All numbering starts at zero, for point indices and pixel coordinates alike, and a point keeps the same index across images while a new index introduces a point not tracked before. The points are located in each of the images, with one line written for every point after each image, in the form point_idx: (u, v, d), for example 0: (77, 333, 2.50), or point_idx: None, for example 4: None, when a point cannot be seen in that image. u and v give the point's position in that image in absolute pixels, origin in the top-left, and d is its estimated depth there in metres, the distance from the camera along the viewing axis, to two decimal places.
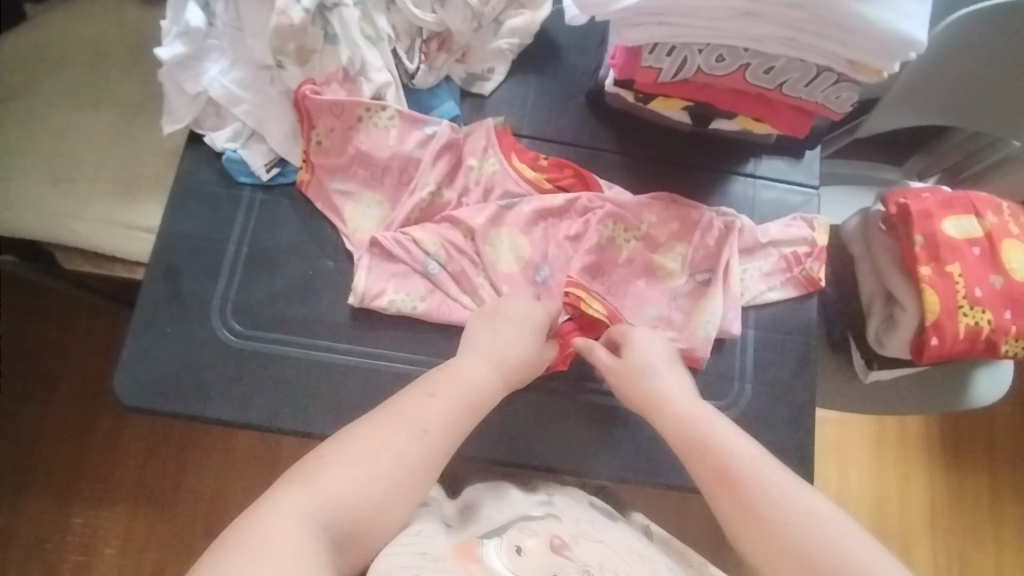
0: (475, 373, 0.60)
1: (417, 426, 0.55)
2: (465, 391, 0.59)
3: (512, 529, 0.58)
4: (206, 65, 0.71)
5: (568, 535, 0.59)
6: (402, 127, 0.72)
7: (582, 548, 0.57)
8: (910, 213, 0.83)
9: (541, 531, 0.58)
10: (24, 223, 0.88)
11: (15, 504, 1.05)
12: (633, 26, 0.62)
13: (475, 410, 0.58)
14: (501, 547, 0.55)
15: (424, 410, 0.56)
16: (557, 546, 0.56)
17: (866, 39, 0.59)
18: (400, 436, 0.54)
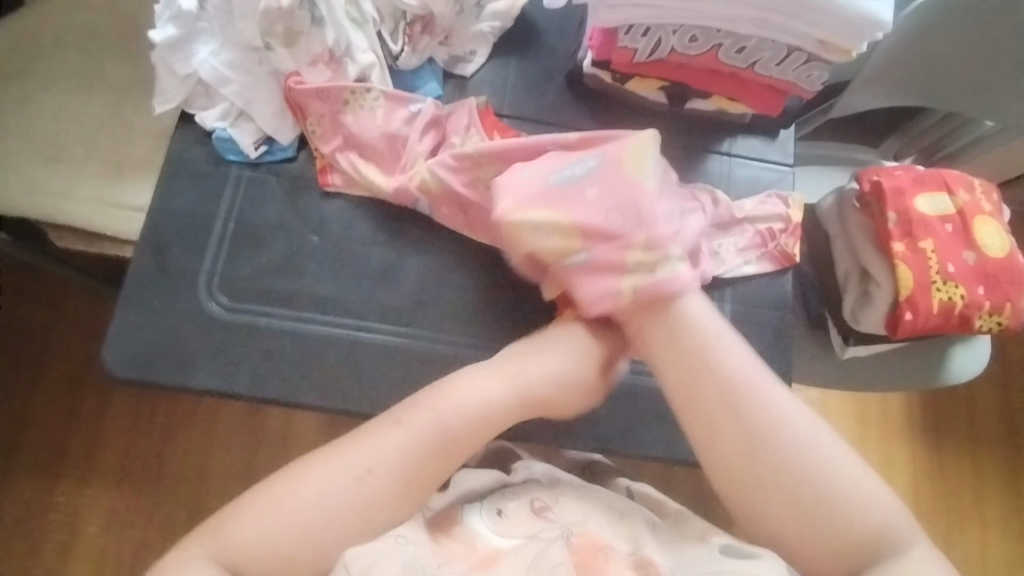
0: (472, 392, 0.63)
1: (365, 464, 0.59)
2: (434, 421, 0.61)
3: (494, 494, 0.65)
4: (196, 47, 0.73)
5: (549, 496, 0.65)
6: (388, 106, 0.74)
7: (561, 508, 0.63)
8: (883, 190, 0.85)
9: (523, 494, 0.64)
10: (22, 203, 0.90)
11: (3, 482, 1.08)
12: (610, 7, 0.64)
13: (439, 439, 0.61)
14: (484, 511, 0.63)
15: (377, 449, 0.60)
16: (538, 508, 0.63)
17: (834, 20, 0.61)
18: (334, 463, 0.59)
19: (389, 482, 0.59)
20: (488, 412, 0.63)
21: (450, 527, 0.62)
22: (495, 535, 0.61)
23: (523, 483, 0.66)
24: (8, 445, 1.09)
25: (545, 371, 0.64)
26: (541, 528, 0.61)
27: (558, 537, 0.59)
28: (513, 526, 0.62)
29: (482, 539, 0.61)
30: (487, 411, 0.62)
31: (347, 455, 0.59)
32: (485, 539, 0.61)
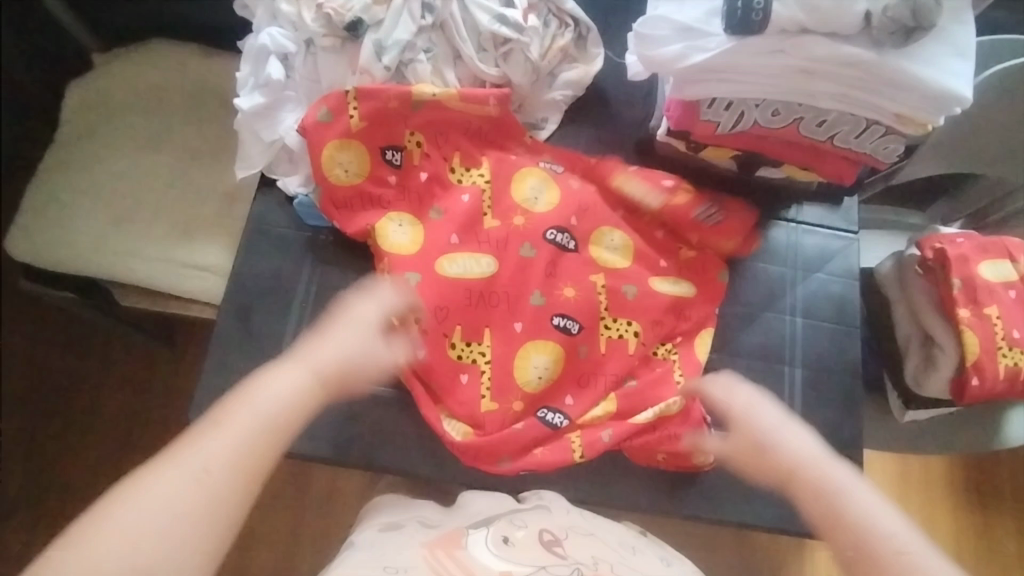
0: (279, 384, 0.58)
1: (199, 466, 0.51)
2: (256, 412, 0.56)
3: (501, 521, 0.64)
4: (283, 114, 0.75)
5: (558, 529, 0.64)
6: (712, 119, 0.69)
7: (570, 544, 0.62)
8: (947, 257, 0.85)
9: (532, 526, 0.64)
10: (87, 261, 0.91)
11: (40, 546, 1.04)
12: (695, 83, 0.65)
13: (267, 432, 0.55)
14: (490, 537, 0.61)
15: (210, 447, 0.53)
16: (548, 542, 0.62)
17: (916, 96, 0.63)
18: (220, 450, 0.53)
19: (222, 487, 0.51)
20: (296, 405, 0.58)
21: (454, 547, 0.61)
22: (502, 559, 0.59)
23: (533, 512, 0.67)
24: (51, 507, 1.06)
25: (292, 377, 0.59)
26: (552, 561, 0.59)
27: None
28: (523, 554, 0.60)
29: (483, 566, 0.58)
30: (295, 407, 0.58)
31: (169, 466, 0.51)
32: (489, 564, 0.59)
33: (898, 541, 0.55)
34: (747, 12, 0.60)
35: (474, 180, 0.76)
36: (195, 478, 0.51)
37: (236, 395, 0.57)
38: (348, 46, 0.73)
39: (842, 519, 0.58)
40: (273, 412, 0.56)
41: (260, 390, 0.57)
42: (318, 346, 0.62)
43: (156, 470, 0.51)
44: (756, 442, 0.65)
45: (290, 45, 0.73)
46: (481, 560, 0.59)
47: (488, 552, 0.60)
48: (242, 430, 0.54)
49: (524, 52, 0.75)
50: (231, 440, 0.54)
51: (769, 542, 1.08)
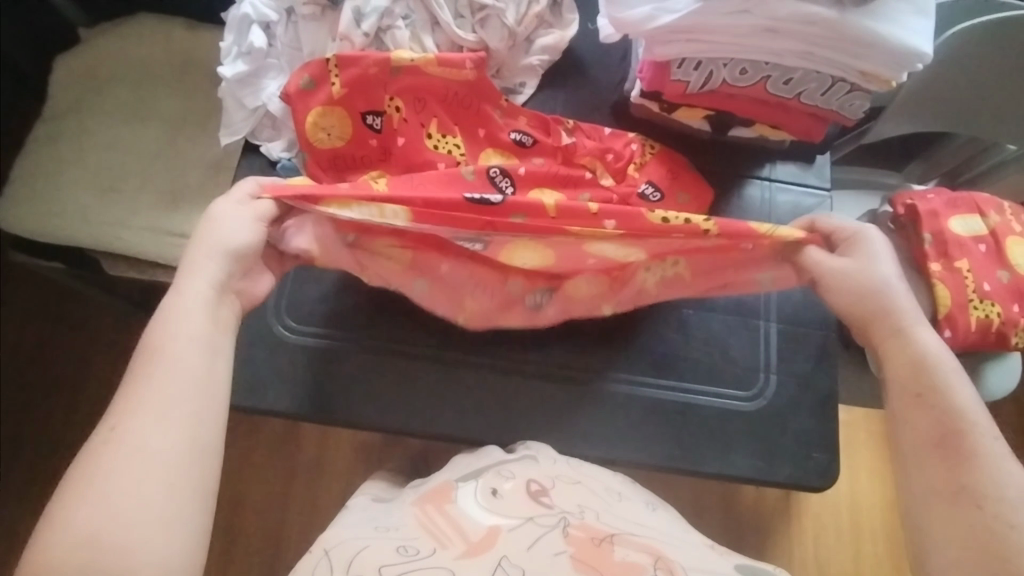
0: (181, 311, 0.57)
1: (116, 424, 0.52)
2: (164, 347, 0.56)
3: (489, 473, 0.66)
4: (266, 82, 0.76)
5: (545, 478, 0.66)
6: (683, 79, 0.71)
7: (556, 492, 0.64)
8: (918, 212, 0.89)
9: (520, 476, 0.66)
10: (77, 232, 0.93)
11: (38, 509, 1.07)
12: (664, 43, 0.67)
13: (179, 355, 0.55)
14: (478, 490, 0.64)
15: (129, 401, 0.53)
16: (535, 492, 0.64)
17: (878, 52, 0.65)
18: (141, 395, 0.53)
19: (149, 427, 0.52)
20: (211, 320, 0.58)
21: (444, 502, 0.63)
22: (491, 512, 0.61)
23: (519, 463, 0.68)
24: (46, 473, 1.09)
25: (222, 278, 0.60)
26: (538, 512, 0.61)
27: (557, 524, 0.59)
28: (511, 505, 0.62)
29: (472, 520, 0.60)
30: (207, 321, 0.58)
31: (103, 425, 0.52)
32: (476, 515, 0.60)
33: (962, 419, 0.58)
34: None
35: (451, 148, 0.77)
36: (117, 441, 0.51)
37: (145, 351, 0.56)
38: (327, 14, 0.75)
39: (924, 381, 0.61)
40: (196, 333, 0.57)
41: (161, 336, 0.56)
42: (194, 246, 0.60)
43: (92, 447, 0.51)
44: (868, 297, 0.65)
45: (271, 14, 0.75)
46: (469, 513, 0.61)
47: (476, 504, 0.62)
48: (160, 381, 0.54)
49: (501, 18, 0.77)
50: (166, 379, 0.54)
51: (754, 497, 1.12)
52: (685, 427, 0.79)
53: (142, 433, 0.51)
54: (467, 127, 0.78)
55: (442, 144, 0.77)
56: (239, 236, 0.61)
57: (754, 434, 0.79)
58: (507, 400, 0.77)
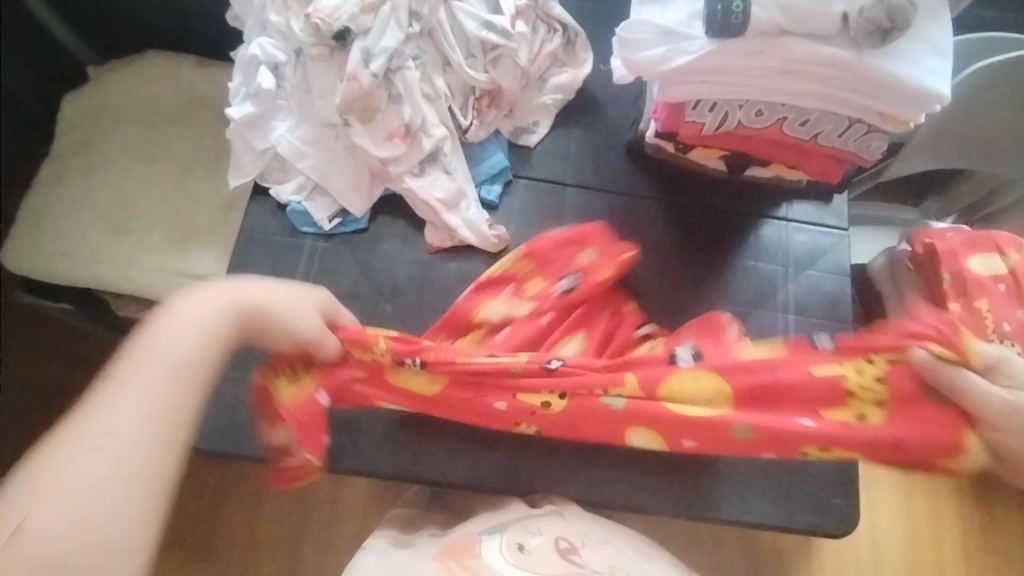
0: (201, 310, 0.56)
1: (111, 432, 0.50)
2: (159, 362, 0.53)
3: (513, 526, 0.64)
4: (274, 123, 0.76)
5: (575, 536, 0.64)
6: (698, 115, 0.69)
7: (588, 551, 0.62)
8: (936, 250, 0.88)
9: (547, 532, 0.63)
10: (83, 273, 0.92)
11: None
12: (679, 84, 0.66)
13: (180, 377, 0.53)
14: (503, 544, 0.61)
15: (99, 420, 0.50)
16: (564, 550, 0.61)
17: (895, 93, 0.63)
18: (111, 420, 0.50)
19: (126, 453, 0.49)
20: (176, 367, 0.54)
21: (466, 557, 0.60)
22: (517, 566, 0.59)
23: (545, 518, 0.66)
24: None
25: (209, 310, 0.56)
26: (570, 569, 0.59)
27: None
28: (539, 561, 0.60)
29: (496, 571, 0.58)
30: (174, 367, 0.53)
31: (92, 419, 0.50)
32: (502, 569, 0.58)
33: None
34: (727, 14, 0.60)
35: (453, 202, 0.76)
36: (108, 446, 0.49)
37: (126, 357, 0.53)
38: (337, 54, 0.73)
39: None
40: (159, 372, 0.53)
41: (150, 361, 0.53)
42: (165, 322, 0.55)
43: (63, 446, 0.48)
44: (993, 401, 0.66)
45: (280, 55, 0.74)
46: (495, 567, 0.58)
47: (502, 558, 0.60)
48: (137, 403, 0.51)
49: (513, 58, 0.76)
50: (123, 402, 0.51)
51: None
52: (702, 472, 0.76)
53: (101, 425, 0.50)
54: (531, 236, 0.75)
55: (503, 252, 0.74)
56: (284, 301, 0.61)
57: (774, 480, 0.77)
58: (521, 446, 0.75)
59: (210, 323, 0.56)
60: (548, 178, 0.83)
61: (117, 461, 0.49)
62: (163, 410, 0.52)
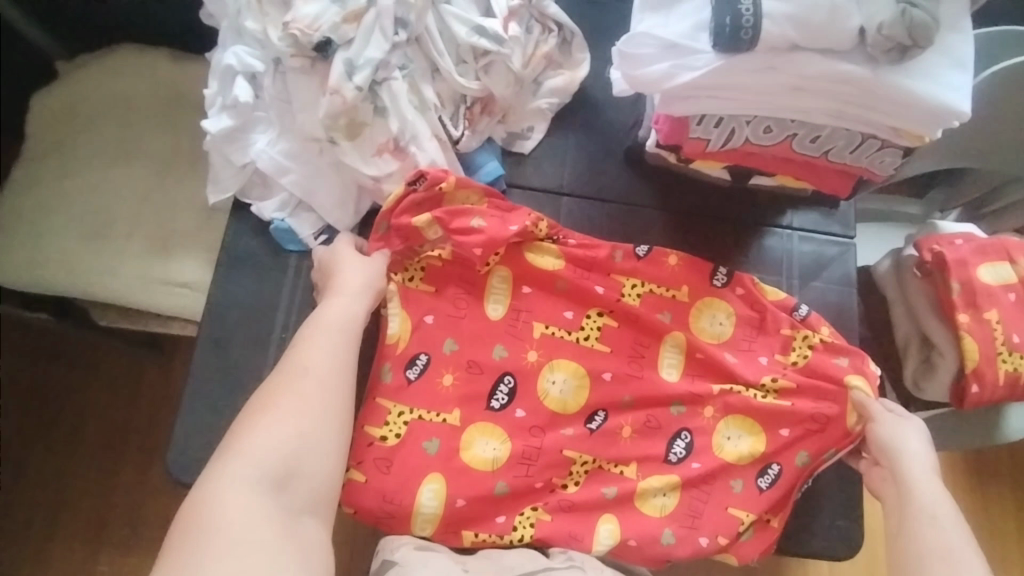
0: (344, 306, 0.66)
1: (301, 367, 0.61)
2: (337, 326, 0.64)
3: None
4: (253, 137, 0.72)
5: None
6: (702, 131, 0.66)
7: None
8: (946, 261, 0.84)
9: None
10: (61, 282, 0.88)
11: (39, 555, 1.02)
12: (683, 100, 0.62)
13: (354, 332, 0.65)
14: None
15: (310, 354, 0.62)
16: None
17: (912, 111, 0.60)
18: (318, 354, 0.62)
19: (325, 382, 0.61)
20: (354, 328, 0.65)
21: None
22: None
23: (565, 573, 0.64)
24: (47, 515, 1.03)
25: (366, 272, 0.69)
26: None
27: None
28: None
29: None
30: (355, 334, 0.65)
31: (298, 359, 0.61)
32: None
33: None
34: (737, 29, 0.56)
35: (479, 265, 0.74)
36: (309, 374, 0.61)
37: (312, 323, 0.64)
38: (318, 65, 0.68)
39: None
40: (352, 315, 0.66)
41: (328, 312, 0.65)
42: (342, 276, 0.68)
43: (280, 384, 0.59)
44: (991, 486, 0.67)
45: (257, 64, 0.70)
46: None
47: None
48: (329, 349, 0.62)
49: (505, 64, 0.72)
50: (328, 351, 0.62)
51: None
52: None
53: (308, 361, 0.61)
54: (607, 298, 0.74)
55: (588, 329, 0.74)
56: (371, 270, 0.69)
57: None
58: None
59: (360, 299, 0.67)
60: (543, 187, 0.80)
61: (339, 385, 0.61)
62: (355, 320, 0.66)
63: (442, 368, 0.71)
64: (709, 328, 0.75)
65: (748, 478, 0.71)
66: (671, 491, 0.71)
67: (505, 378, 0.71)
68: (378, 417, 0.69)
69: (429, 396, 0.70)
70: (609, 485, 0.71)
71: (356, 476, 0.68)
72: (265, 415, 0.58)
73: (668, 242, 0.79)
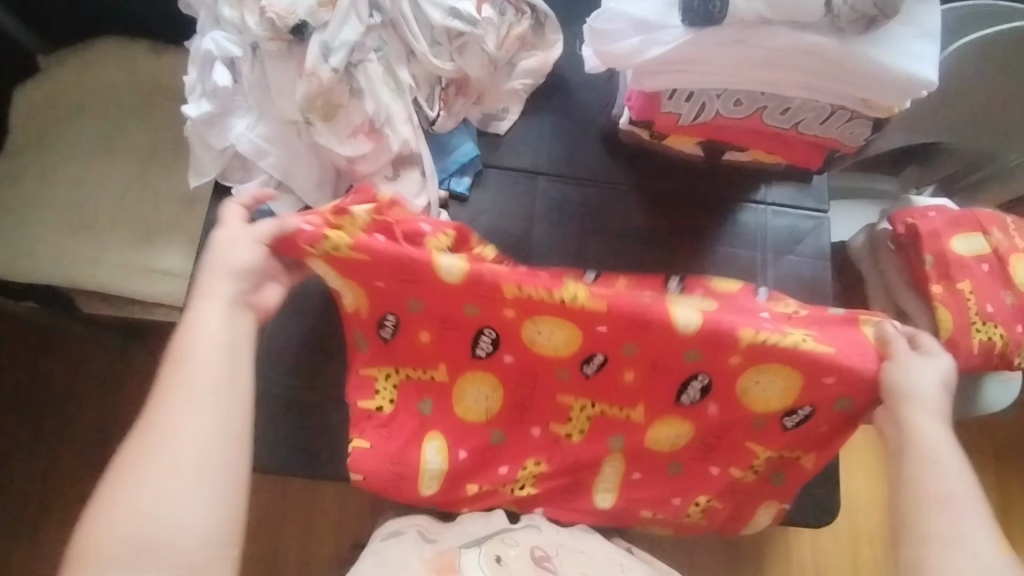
0: (210, 318, 0.54)
1: (163, 409, 0.50)
2: (202, 345, 0.53)
3: (494, 539, 0.68)
4: (233, 121, 0.72)
5: (549, 545, 0.69)
6: (675, 105, 0.67)
7: (559, 561, 0.67)
8: (919, 232, 0.86)
9: (524, 543, 0.68)
10: (47, 271, 0.89)
11: (32, 543, 1.02)
12: (654, 75, 0.63)
13: (230, 349, 0.54)
14: (482, 558, 0.65)
15: (169, 392, 0.51)
16: (537, 558, 0.67)
17: (878, 82, 0.61)
18: (179, 390, 0.51)
19: (193, 419, 0.50)
20: (229, 342, 0.54)
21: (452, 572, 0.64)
22: None
23: (523, 531, 0.69)
24: (39, 504, 1.04)
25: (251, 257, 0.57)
26: None
27: None
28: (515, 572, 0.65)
29: None
30: (229, 347, 0.54)
31: (159, 399, 0.51)
32: None
33: None
34: (706, 4, 0.57)
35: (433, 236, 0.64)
36: (171, 422, 0.50)
37: (172, 354, 0.53)
38: (295, 49, 0.69)
39: None
40: (220, 329, 0.54)
41: (185, 338, 0.53)
42: (210, 267, 0.56)
43: (140, 434, 0.50)
44: None
45: (234, 50, 0.70)
46: None
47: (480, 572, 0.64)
48: (196, 377, 0.52)
49: (480, 45, 0.73)
50: (192, 387, 0.51)
51: None
52: None
53: (168, 403, 0.50)
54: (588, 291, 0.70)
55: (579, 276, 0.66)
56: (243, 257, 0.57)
57: None
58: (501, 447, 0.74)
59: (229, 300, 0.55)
60: (521, 167, 0.80)
61: (213, 414, 0.51)
62: (229, 333, 0.54)
63: (416, 327, 0.66)
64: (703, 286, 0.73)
65: (774, 420, 0.66)
66: (683, 434, 0.69)
67: (485, 330, 0.65)
68: (366, 390, 0.69)
69: (413, 352, 0.68)
70: (616, 433, 0.71)
71: (360, 444, 0.69)
72: (123, 473, 0.48)
73: (646, 215, 0.80)
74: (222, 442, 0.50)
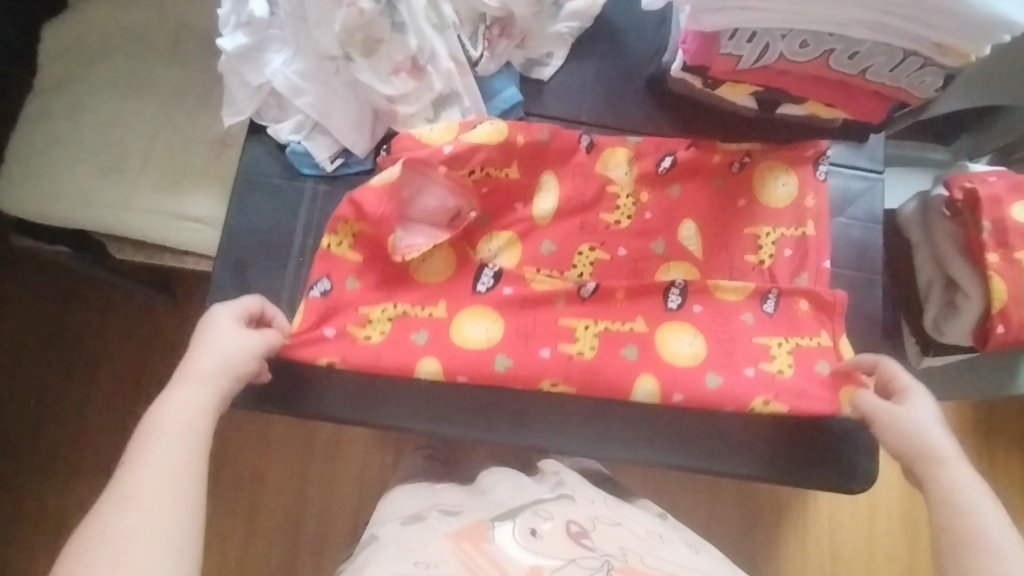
0: (189, 390, 0.57)
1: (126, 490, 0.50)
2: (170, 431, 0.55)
3: (526, 513, 0.60)
4: (268, 56, 0.70)
5: (584, 519, 0.61)
6: (734, 46, 0.63)
7: (597, 535, 0.59)
8: (977, 199, 0.80)
9: (559, 516, 0.60)
10: (75, 214, 0.85)
11: (59, 493, 1.01)
12: (712, 12, 0.60)
13: (182, 430, 0.55)
14: (515, 530, 0.58)
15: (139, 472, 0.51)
16: (575, 533, 0.58)
17: (957, 22, 0.56)
18: (145, 466, 0.52)
19: (154, 495, 0.51)
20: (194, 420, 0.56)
21: (481, 541, 0.57)
22: (530, 554, 0.55)
23: (557, 504, 0.63)
24: (66, 454, 1.02)
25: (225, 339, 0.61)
26: (580, 553, 0.55)
27: (601, 567, 0.54)
28: (553, 548, 0.56)
29: (511, 559, 0.55)
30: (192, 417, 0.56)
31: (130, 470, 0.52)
32: (517, 558, 0.55)
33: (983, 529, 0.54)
34: None
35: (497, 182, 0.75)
36: (129, 503, 0.50)
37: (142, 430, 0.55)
38: None
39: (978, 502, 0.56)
40: (180, 426, 0.55)
41: (159, 416, 0.56)
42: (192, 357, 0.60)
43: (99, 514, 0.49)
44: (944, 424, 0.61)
45: None
46: (509, 554, 0.55)
47: (515, 544, 0.56)
48: (157, 458, 0.52)
49: None
50: (157, 456, 0.53)
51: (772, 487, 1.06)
52: (726, 434, 0.72)
53: (131, 482, 0.51)
54: (596, 222, 0.75)
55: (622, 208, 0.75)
56: (239, 360, 0.61)
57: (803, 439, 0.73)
58: (538, 402, 0.72)
59: (214, 382, 0.59)
60: (562, 116, 0.78)
61: (169, 479, 0.52)
62: (192, 419, 0.56)
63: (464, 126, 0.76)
64: (728, 284, 0.72)
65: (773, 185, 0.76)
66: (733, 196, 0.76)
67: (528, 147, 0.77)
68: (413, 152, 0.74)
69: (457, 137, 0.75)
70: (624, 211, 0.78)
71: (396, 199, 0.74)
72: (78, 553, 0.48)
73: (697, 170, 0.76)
74: (174, 514, 0.50)
